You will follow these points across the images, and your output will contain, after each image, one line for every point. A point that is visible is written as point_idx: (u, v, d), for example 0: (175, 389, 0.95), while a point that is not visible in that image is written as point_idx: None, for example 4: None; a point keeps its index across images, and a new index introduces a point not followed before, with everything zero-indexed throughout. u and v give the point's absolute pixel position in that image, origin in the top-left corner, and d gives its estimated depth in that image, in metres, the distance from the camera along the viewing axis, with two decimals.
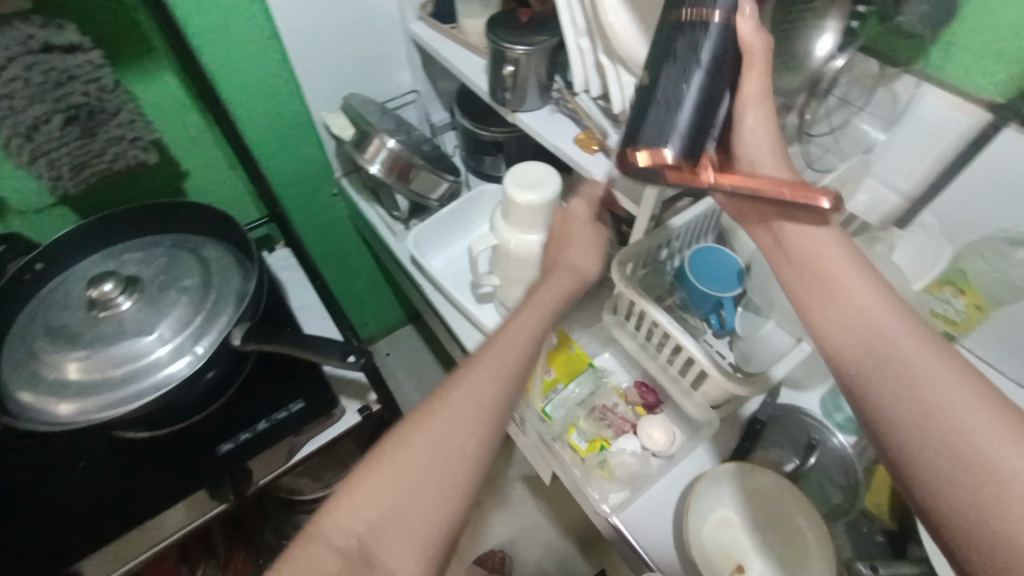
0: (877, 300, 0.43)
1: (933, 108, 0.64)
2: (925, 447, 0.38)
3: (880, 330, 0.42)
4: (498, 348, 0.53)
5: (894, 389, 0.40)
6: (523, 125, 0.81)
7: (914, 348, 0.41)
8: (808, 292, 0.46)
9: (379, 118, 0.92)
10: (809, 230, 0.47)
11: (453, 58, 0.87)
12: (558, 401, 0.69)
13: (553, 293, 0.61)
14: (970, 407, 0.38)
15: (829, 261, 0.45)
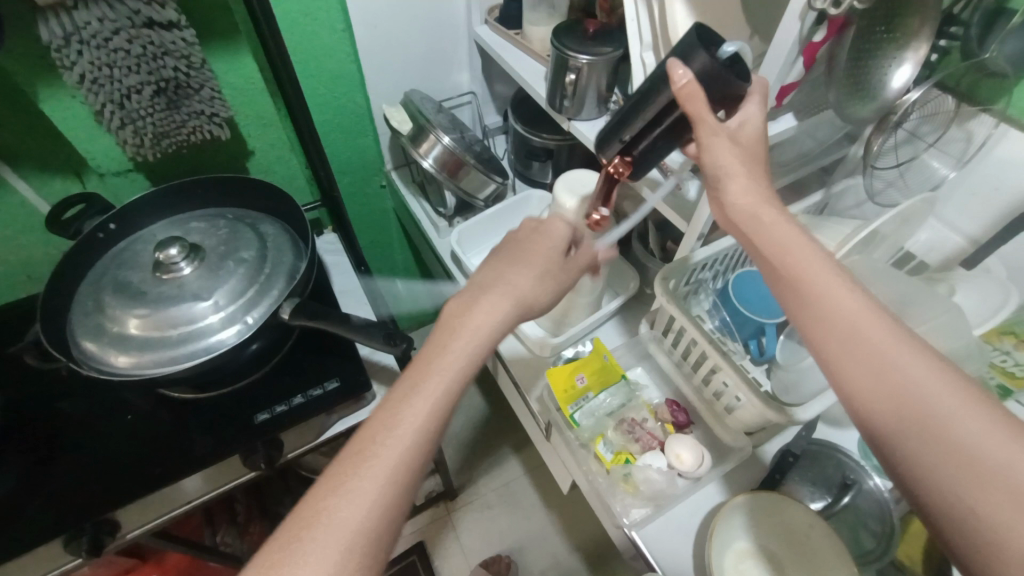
0: (885, 333, 0.41)
1: (1013, 149, 0.63)
2: (971, 504, 0.34)
3: (895, 369, 0.39)
4: (412, 404, 0.43)
5: (923, 435, 0.37)
6: (577, 133, 0.82)
7: (934, 385, 0.38)
8: (813, 328, 0.44)
9: (436, 116, 0.94)
10: (808, 262, 0.45)
11: (515, 63, 0.89)
12: (587, 410, 0.68)
13: (481, 320, 0.47)
14: (1010, 449, 0.34)
15: (805, 268, 0.45)
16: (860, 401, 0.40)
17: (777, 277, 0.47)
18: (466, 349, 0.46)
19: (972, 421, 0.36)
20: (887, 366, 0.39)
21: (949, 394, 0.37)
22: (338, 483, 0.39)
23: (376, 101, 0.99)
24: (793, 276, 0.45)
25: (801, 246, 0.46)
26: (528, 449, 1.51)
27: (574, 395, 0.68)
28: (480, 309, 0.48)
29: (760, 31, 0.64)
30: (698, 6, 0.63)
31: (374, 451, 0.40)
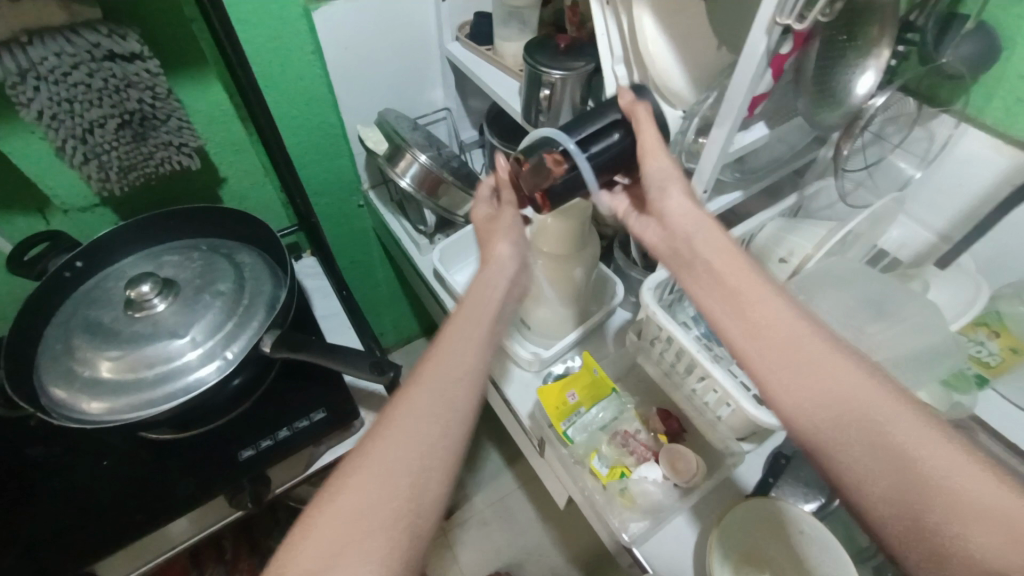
0: (818, 346, 0.45)
1: (972, 147, 0.66)
2: (917, 500, 0.38)
3: (830, 379, 0.43)
4: (412, 397, 0.48)
5: (851, 430, 0.42)
6: None
7: (865, 391, 0.43)
8: (744, 337, 0.48)
9: (411, 133, 0.93)
10: (744, 283, 0.49)
11: (488, 78, 0.89)
12: (580, 424, 0.67)
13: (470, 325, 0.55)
14: (917, 438, 0.40)
15: (742, 288, 0.49)
16: (802, 410, 0.44)
17: (719, 293, 0.50)
18: (448, 363, 0.51)
19: (900, 420, 0.41)
20: (822, 375, 0.44)
21: (880, 397, 0.42)
22: (342, 492, 0.43)
23: (350, 121, 0.98)
24: (733, 292, 0.49)
25: (735, 267, 0.50)
26: (521, 462, 1.50)
27: (565, 411, 0.67)
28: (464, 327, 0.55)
29: (728, 42, 0.66)
30: (667, 19, 0.64)
31: (377, 460, 0.45)
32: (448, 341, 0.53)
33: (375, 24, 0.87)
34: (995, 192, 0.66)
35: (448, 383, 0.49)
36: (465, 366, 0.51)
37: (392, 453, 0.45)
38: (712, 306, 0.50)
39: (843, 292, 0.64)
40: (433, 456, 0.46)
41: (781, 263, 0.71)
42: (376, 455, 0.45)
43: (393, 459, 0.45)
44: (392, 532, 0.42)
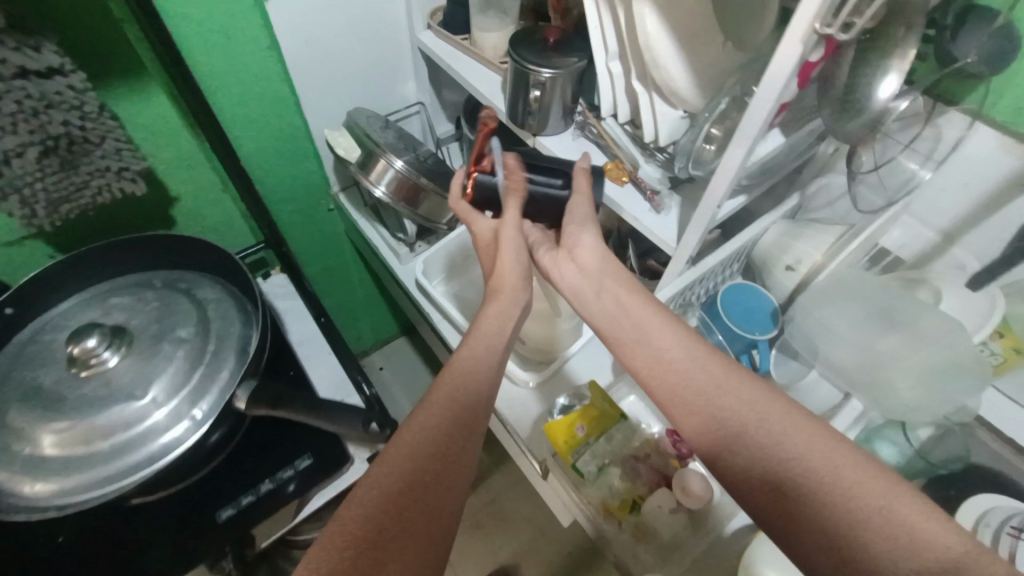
0: (727, 378, 0.51)
1: (982, 146, 0.63)
2: (821, 516, 0.41)
3: (729, 404, 0.49)
4: (444, 390, 0.51)
5: (752, 439, 0.46)
6: (543, 149, 0.76)
7: (766, 415, 0.47)
8: (650, 368, 0.54)
9: (382, 134, 0.85)
10: (662, 328, 0.56)
11: (467, 72, 0.81)
12: (590, 457, 0.63)
13: (489, 330, 0.59)
14: (807, 443, 0.45)
15: (645, 319, 0.57)
16: (710, 431, 0.49)
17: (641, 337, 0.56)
18: (471, 382, 0.53)
19: (801, 438, 0.45)
20: (722, 404, 0.49)
21: (781, 419, 0.47)
22: (368, 495, 0.43)
23: (316, 122, 0.90)
24: (651, 336, 0.56)
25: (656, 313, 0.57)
26: (511, 460, 1.47)
27: (575, 444, 0.63)
28: (483, 324, 0.59)
29: (732, 37, 0.62)
30: (668, 11, 0.58)
31: (406, 462, 0.45)
32: (469, 342, 0.57)
33: (338, 13, 0.78)
34: (999, 193, 0.64)
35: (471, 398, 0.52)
36: (481, 364, 0.55)
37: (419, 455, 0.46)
38: (627, 349, 0.57)
39: (849, 305, 0.62)
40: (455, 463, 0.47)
41: (788, 271, 0.69)
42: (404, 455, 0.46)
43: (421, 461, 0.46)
44: (429, 511, 0.43)
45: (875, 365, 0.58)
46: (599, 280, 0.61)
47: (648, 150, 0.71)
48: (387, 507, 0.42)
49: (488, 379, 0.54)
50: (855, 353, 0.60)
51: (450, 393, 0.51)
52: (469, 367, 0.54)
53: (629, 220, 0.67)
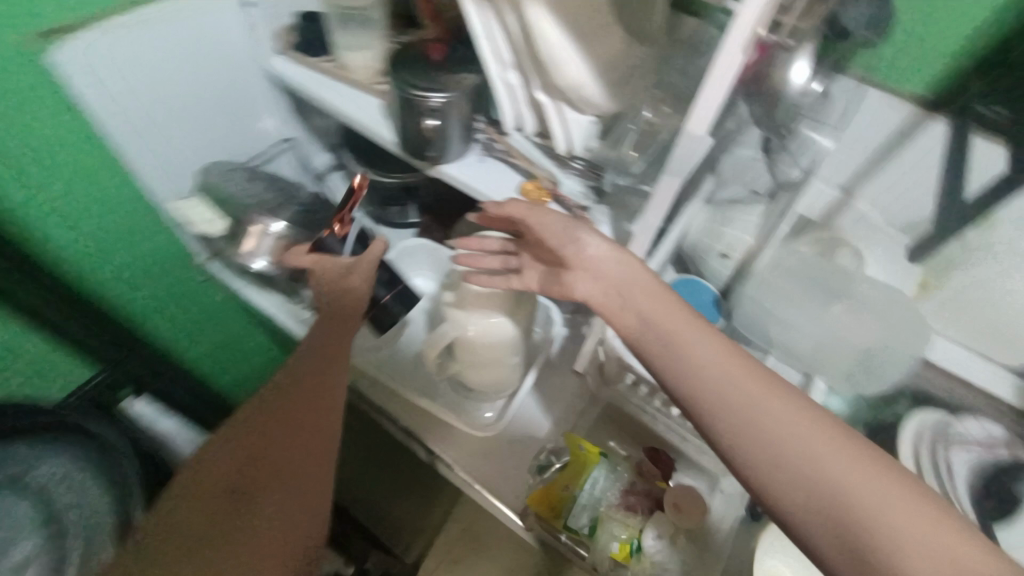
0: (761, 390, 0.43)
1: (869, 106, 0.66)
2: (820, 514, 0.38)
3: (761, 422, 0.42)
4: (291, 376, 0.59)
5: (750, 427, 0.42)
6: (448, 178, 0.68)
7: (798, 429, 0.41)
8: (654, 347, 0.48)
9: (249, 189, 0.74)
10: (693, 337, 0.47)
11: (337, 100, 0.69)
12: (576, 509, 0.60)
13: (341, 331, 0.61)
14: (816, 441, 0.40)
15: (647, 301, 0.49)
16: (707, 417, 0.44)
17: (662, 350, 0.47)
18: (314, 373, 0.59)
19: (837, 457, 0.39)
20: (755, 419, 0.42)
21: (819, 439, 0.40)
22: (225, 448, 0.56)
23: (167, 191, 0.74)
24: (676, 351, 0.47)
25: (684, 324, 0.48)
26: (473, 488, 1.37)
27: (560, 502, 0.60)
28: (331, 319, 0.62)
29: (640, 35, 0.58)
30: (565, 11, 0.51)
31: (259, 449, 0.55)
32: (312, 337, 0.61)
33: (167, 57, 0.65)
34: (889, 145, 0.68)
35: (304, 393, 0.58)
36: (320, 355, 0.60)
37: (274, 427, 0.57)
38: (641, 344, 0.49)
39: (800, 289, 0.64)
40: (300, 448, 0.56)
41: (722, 259, 0.67)
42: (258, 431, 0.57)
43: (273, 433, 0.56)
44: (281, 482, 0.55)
45: (828, 345, 0.60)
46: (620, 290, 0.51)
47: (563, 160, 0.65)
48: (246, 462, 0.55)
49: (331, 360, 0.60)
50: (812, 343, 0.61)
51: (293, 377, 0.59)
52: (313, 355, 0.60)
53: None
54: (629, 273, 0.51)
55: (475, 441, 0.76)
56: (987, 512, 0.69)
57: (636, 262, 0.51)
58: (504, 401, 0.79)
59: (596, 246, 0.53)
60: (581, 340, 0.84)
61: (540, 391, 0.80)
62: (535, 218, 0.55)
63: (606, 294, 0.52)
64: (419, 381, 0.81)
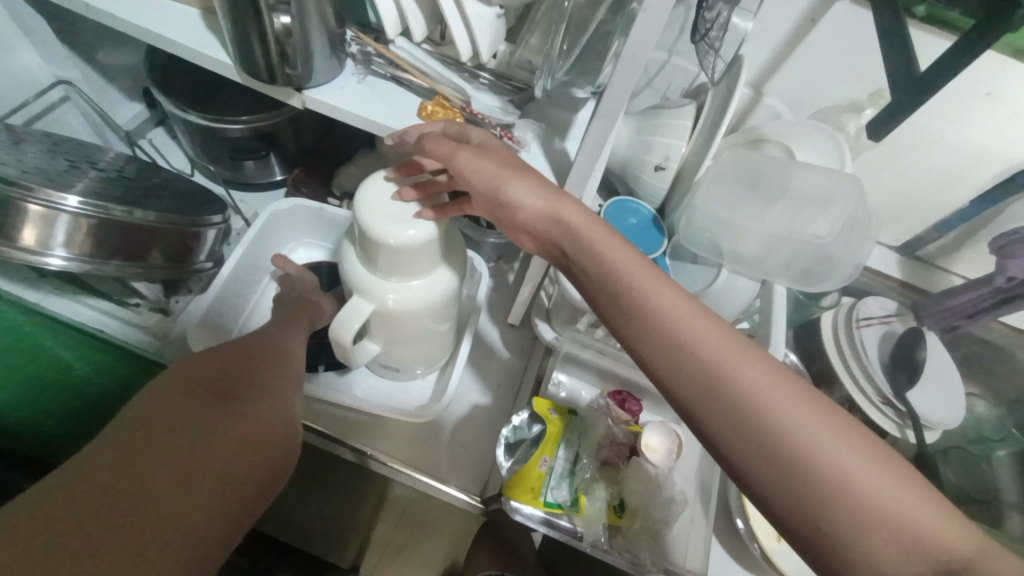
0: (734, 354, 0.35)
1: None
2: (807, 502, 0.31)
3: (733, 385, 0.34)
4: (260, 348, 0.49)
5: (721, 402, 0.34)
6: (320, 108, 0.52)
7: (773, 394, 0.33)
8: (610, 306, 0.39)
9: (12, 152, 0.52)
10: (655, 290, 0.38)
11: (132, 11, 0.51)
12: (557, 479, 0.52)
13: (297, 344, 0.54)
14: (798, 412, 0.33)
15: (603, 252, 0.40)
16: (677, 387, 0.36)
17: (618, 305, 0.38)
18: (282, 354, 0.50)
19: (826, 430, 0.32)
20: (728, 384, 0.34)
21: (796, 409, 0.33)
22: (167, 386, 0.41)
23: None
24: (634, 304, 0.38)
25: (646, 276, 0.38)
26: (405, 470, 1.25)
27: (538, 481, 0.51)
28: (292, 332, 0.55)
29: None
30: None
31: (196, 417, 0.39)
32: (278, 334, 0.54)
33: None
34: (798, 32, 0.66)
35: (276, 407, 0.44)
36: (286, 349, 0.52)
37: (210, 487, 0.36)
38: (601, 297, 0.40)
39: (734, 188, 0.58)
40: (249, 506, 0.39)
41: (658, 171, 0.61)
42: (192, 468, 0.36)
43: (230, 459, 0.38)
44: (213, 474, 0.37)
45: (777, 242, 0.56)
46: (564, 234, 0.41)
47: (469, 71, 0.53)
48: (179, 436, 0.37)
49: (297, 359, 0.52)
50: (760, 240, 0.57)
51: (261, 345, 0.50)
52: (276, 345, 0.51)
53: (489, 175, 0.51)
54: (574, 225, 0.41)
55: (407, 427, 0.65)
56: (900, 380, 0.75)
57: (574, 203, 0.42)
58: (434, 372, 0.68)
59: (524, 195, 0.42)
60: (511, 289, 0.75)
61: (475, 354, 0.70)
62: (463, 161, 0.43)
63: (546, 250, 0.44)
64: (326, 374, 0.66)
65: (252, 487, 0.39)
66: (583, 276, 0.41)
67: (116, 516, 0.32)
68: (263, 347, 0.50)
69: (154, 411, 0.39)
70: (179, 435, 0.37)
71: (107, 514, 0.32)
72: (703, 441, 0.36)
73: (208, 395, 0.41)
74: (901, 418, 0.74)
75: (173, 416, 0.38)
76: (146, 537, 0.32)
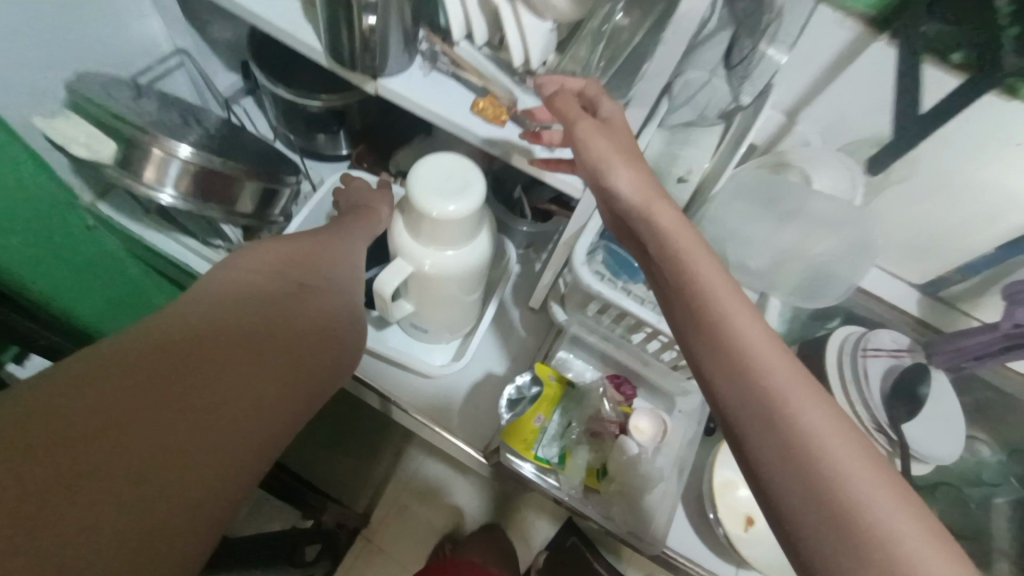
0: (795, 391, 0.38)
1: (822, 22, 0.66)
2: (822, 529, 0.35)
3: (818, 468, 0.36)
4: (329, 254, 0.55)
5: (767, 426, 0.38)
6: (389, 95, 0.61)
7: (843, 457, 0.36)
8: (683, 319, 0.43)
9: (137, 104, 0.63)
10: (736, 317, 0.40)
11: None
12: (548, 440, 0.59)
13: (353, 249, 0.59)
14: (837, 449, 0.36)
15: (690, 265, 0.42)
16: (729, 402, 0.39)
17: (697, 328, 0.41)
18: (340, 260, 0.56)
19: (860, 472, 0.36)
20: (775, 411, 0.38)
21: (845, 451, 0.36)
22: (218, 296, 0.44)
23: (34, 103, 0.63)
24: (707, 322, 0.41)
25: (732, 302, 0.41)
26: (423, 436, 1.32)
27: (531, 435, 0.58)
28: (349, 237, 0.60)
29: None
30: None
31: (253, 339, 0.42)
32: (337, 236, 0.59)
33: None
34: (834, 66, 0.70)
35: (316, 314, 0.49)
36: (348, 260, 0.57)
37: (249, 375, 0.41)
38: (675, 309, 0.43)
39: (748, 207, 0.64)
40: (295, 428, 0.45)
41: (681, 183, 0.65)
42: (247, 388, 0.40)
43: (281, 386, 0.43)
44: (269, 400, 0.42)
45: (786, 259, 0.62)
46: (656, 245, 0.44)
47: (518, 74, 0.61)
48: (237, 353, 0.41)
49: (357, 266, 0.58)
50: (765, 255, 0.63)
51: (331, 252, 0.56)
52: (334, 248, 0.57)
53: (523, 164, 0.59)
54: (694, 275, 0.42)
55: (428, 382, 0.74)
56: (898, 412, 0.78)
57: (668, 204, 0.46)
58: (457, 339, 0.76)
59: (624, 185, 0.46)
60: (537, 276, 0.81)
61: (494, 329, 0.78)
62: (585, 130, 0.48)
63: (637, 255, 0.48)
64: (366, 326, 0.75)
65: (290, 389, 0.44)
66: (667, 291, 0.44)
67: (179, 430, 0.36)
68: (332, 258, 0.55)
69: (211, 324, 0.41)
70: (237, 341, 0.41)
71: (174, 428, 0.36)
72: (737, 454, 0.40)
73: (266, 296, 0.47)
74: (893, 447, 0.77)
75: (231, 326, 0.42)
76: (197, 410, 0.37)
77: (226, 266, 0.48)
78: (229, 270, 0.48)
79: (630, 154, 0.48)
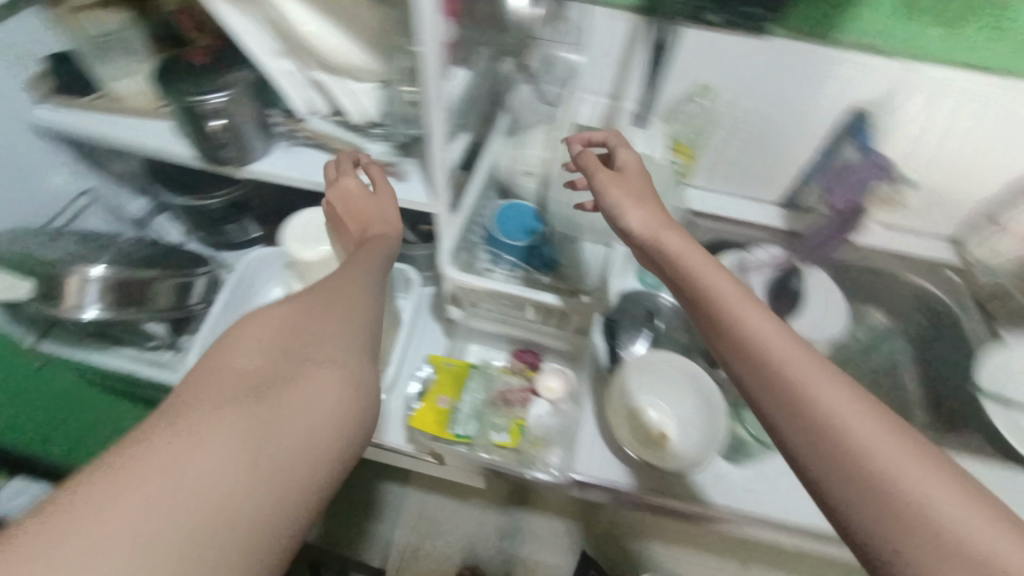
0: (811, 372, 0.43)
1: (600, 20, 0.81)
2: (860, 496, 0.38)
3: (844, 443, 0.40)
4: (336, 317, 0.49)
5: (791, 406, 0.43)
6: (261, 175, 0.73)
7: (866, 428, 0.40)
8: (707, 323, 0.50)
9: (54, 245, 0.74)
10: (746, 313, 0.47)
11: (124, 132, 0.73)
12: (464, 417, 0.69)
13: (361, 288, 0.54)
14: (862, 423, 0.40)
15: (702, 278, 0.50)
16: (755, 388, 0.45)
17: (715, 328, 0.49)
18: (352, 315, 0.50)
19: (889, 444, 0.39)
20: (798, 392, 0.42)
21: (868, 425, 0.40)
22: (220, 389, 0.39)
23: None
24: (721, 320, 0.48)
25: (741, 303, 0.48)
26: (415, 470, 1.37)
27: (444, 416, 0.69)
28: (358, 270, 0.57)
29: None
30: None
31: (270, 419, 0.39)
32: (348, 280, 0.54)
33: None
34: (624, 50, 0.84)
35: (315, 406, 0.41)
36: (355, 313, 0.50)
37: (273, 460, 0.37)
38: (699, 315, 0.50)
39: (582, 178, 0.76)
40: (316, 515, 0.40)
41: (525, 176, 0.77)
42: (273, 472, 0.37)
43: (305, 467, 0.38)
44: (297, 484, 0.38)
45: None
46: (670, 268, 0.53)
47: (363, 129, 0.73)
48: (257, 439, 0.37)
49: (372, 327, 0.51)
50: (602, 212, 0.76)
51: (343, 310, 0.50)
52: (345, 304, 0.50)
53: None
54: (705, 288, 0.50)
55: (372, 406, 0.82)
56: (782, 310, 0.89)
57: (675, 232, 0.55)
58: None
59: (635, 222, 0.56)
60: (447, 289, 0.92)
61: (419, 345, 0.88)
62: (604, 180, 0.60)
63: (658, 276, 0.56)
64: None
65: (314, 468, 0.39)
66: (689, 303, 0.52)
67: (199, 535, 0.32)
68: (340, 319, 0.49)
69: (220, 413, 0.37)
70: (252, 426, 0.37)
71: (195, 531, 0.32)
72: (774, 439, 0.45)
73: (251, 396, 0.39)
74: None
75: (238, 413, 0.38)
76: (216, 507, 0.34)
77: (226, 346, 0.44)
78: (218, 360, 0.42)
79: (640, 196, 0.58)
